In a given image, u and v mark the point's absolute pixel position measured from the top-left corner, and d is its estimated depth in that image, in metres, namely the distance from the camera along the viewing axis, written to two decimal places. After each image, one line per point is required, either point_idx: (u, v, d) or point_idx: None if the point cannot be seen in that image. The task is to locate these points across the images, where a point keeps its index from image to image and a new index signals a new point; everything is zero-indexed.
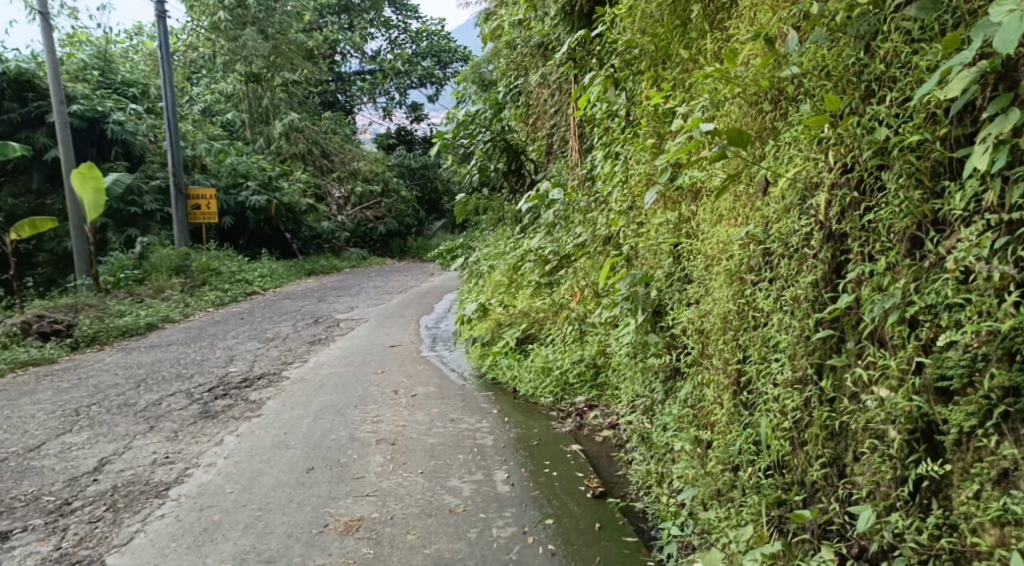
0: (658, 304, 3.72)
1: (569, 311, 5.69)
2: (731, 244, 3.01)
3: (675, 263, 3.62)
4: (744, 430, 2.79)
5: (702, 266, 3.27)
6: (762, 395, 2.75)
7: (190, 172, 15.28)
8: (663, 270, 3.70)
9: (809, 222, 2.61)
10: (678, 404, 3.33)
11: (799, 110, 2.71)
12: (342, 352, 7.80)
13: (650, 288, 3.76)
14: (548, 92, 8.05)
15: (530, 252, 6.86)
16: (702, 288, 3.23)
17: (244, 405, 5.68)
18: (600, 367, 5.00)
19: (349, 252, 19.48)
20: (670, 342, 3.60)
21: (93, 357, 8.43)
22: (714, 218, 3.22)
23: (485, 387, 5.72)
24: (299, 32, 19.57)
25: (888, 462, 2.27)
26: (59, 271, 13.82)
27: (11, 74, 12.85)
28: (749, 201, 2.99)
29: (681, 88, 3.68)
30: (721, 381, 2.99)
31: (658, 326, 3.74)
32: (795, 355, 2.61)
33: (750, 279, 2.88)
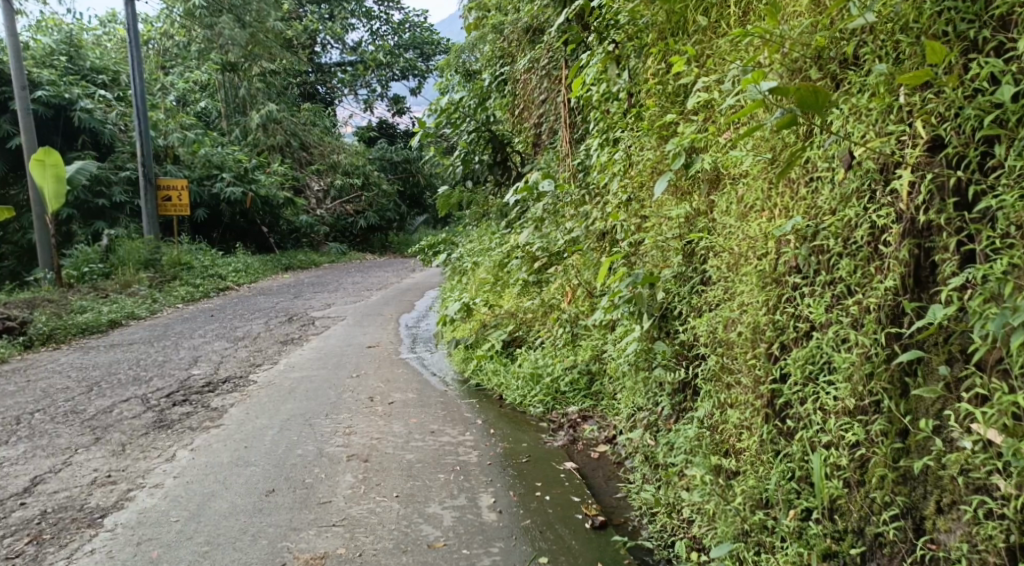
0: (667, 307, 3.32)
1: (560, 311, 5.28)
2: (768, 240, 2.65)
3: (687, 262, 3.25)
4: (781, 464, 2.49)
5: (728, 264, 2.89)
6: (808, 422, 2.44)
7: (162, 162, 14.72)
8: (671, 270, 3.31)
9: (887, 214, 2.26)
10: (692, 425, 2.98)
11: (868, 74, 2.38)
12: (316, 353, 7.34)
13: (656, 290, 3.34)
14: (537, 79, 7.61)
15: (517, 248, 6.47)
16: (728, 292, 2.87)
17: (204, 413, 5.21)
18: (595, 375, 4.60)
19: (327, 247, 18.99)
20: (684, 349, 3.22)
21: (47, 356, 7.92)
22: (744, 211, 2.85)
23: (468, 394, 5.28)
24: (278, 21, 18.98)
25: (998, 523, 1.98)
26: (23, 264, 13.21)
27: None
28: (790, 190, 2.63)
29: (698, 60, 3.31)
30: (750, 402, 2.67)
31: (667, 333, 3.34)
32: (853, 379, 2.30)
33: (793, 283, 2.55)
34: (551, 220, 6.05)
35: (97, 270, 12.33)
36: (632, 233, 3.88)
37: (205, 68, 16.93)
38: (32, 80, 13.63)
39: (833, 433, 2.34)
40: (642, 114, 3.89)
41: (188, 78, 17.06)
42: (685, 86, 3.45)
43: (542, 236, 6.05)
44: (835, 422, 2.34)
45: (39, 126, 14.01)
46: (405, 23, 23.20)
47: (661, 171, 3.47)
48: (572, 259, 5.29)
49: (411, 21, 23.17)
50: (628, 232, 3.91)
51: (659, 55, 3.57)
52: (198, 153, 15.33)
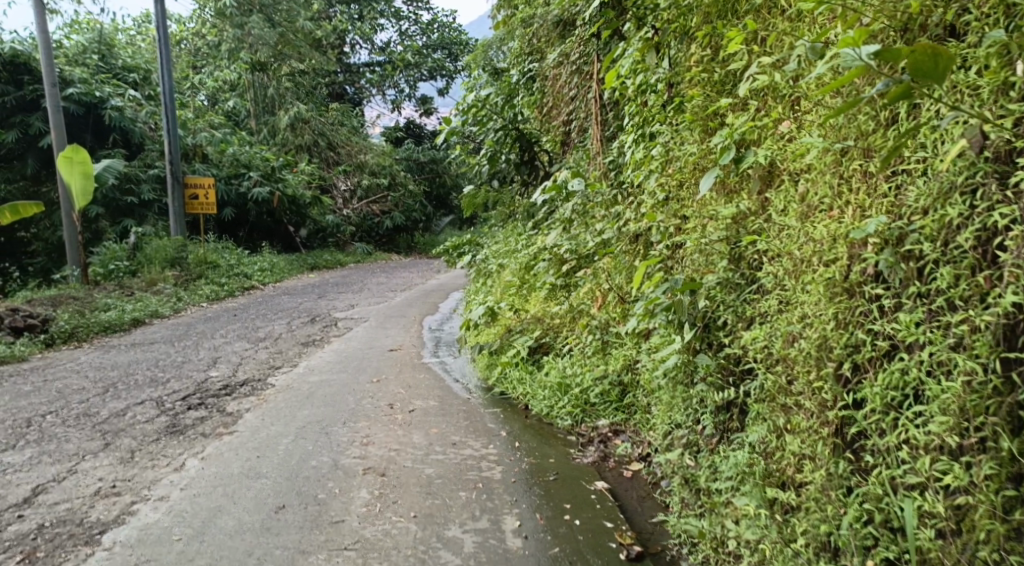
0: (710, 317, 3.04)
1: (589, 318, 5.01)
2: (841, 242, 2.42)
3: (731, 267, 2.99)
4: (854, 505, 2.27)
5: (788, 272, 2.63)
6: (891, 458, 2.21)
7: (190, 160, 14.66)
8: (712, 276, 3.04)
9: (1009, 212, 2.03)
10: (743, 450, 2.74)
11: (976, 48, 2.19)
12: (337, 356, 7.11)
13: (695, 298, 3.07)
14: (567, 75, 7.36)
15: (543, 249, 6.23)
16: (785, 300, 2.63)
17: (218, 419, 5.00)
18: (627, 386, 4.31)
19: (354, 247, 18.82)
20: (733, 361, 2.94)
21: (67, 355, 7.78)
22: (807, 211, 2.62)
23: (492, 403, 5.04)
24: (308, 21, 18.92)
25: None
26: (53, 261, 13.22)
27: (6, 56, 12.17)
28: (868, 186, 2.40)
29: (752, 40, 3.11)
30: (812, 429, 2.44)
31: (712, 346, 3.07)
32: (949, 413, 2.07)
33: (870, 291, 2.32)
34: (580, 222, 5.82)
35: (123, 267, 12.24)
36: (668, 235, 3.61)
37: (234, 67, 16.89)
38: (63, 78, 13.63)
39: (925, 474, 2.11)
40: (683, 105, 3.63)
41: (217, 76, 17.04)
42: (733, 74, 3.23)
43: (571, 238, 5.81)
44: (928, 458, 2.12)
45: (70, 123, 14.01)
46: (434, 24, 23.04)
47: (706, 166, 3.24)
48: (603, 262, 5.03)
49: (439, 21, 23.02)
50: (664, 235, 3.64)
51: (704, 39, 3.35)
52: (226, 152, 15.30)
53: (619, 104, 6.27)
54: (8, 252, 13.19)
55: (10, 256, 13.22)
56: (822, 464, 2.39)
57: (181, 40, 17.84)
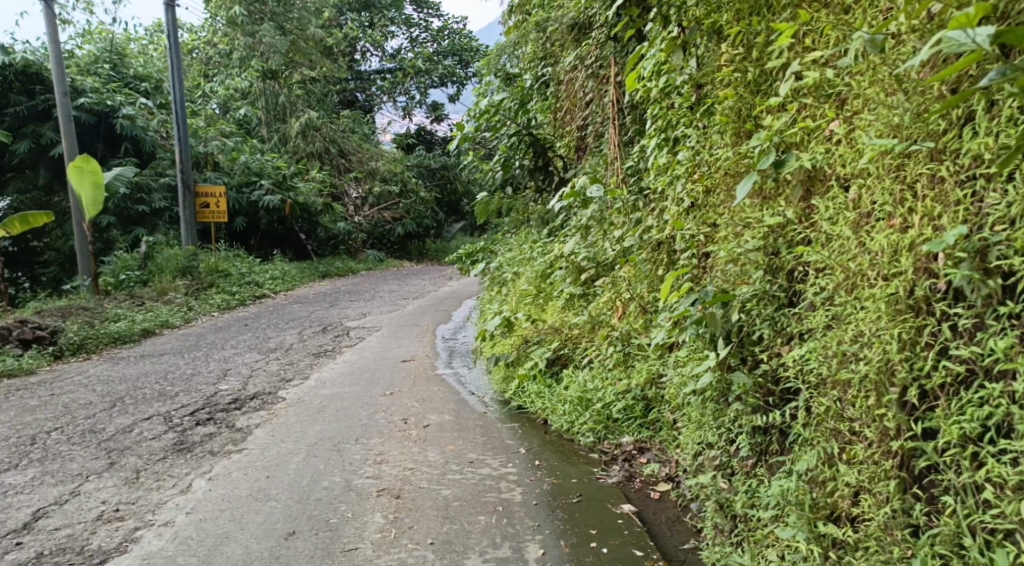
0: (747, 333, 2.93)
1: (609, 329, 4.83)
2: (906, 256, 2.30)
3: (771, 277, 2.88)
4: (929, 545, 2.16)
5: (839, 287, 2.53)
6: (972, 498, 2.10)
7: (202, 169, 14.58)
8: (748, 288, 2.92)
9: None
10: (785, 478, 2.65)
11: None
12: (349, 368, 6.94)
13: (730, 312, 2.93)
14: (583, 78, 7.19)
15: (561, 257, 6.12)
16: (841, 315, 2.51)
17: (227, 435, 4.84)
18: (652, 401, 4.12)
19: (365, 254, 18.66)
20: (771, 379, 2.84)
21: (75, 368, 7.65)
22: (862, 219, 2.51)
23: (509, 418, 4.86)
24: (319, 28, 18.83)
25: None
26: (66, 271, 13.18)
27: (18, 66, 12.11)
28: (933, 194, 2.27)
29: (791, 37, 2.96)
30: (874, 460, 2.35)
31: (748, 364, 2.96)
32: None
33: (939, 308, 2.21)
34: (597, 229, 5.65)
35: (134, 277, 12.15)
36: (696, 244, 3.50)
37: (245, 75, 16.83)
38: (75, 88, 13.58)
39: (1015, 516, 1.99)
40: (712, 107, 3.47)
41: (228, 84, 16.97)
42: (769, 73, 3.09)
43: (589, 246, 5.63)
44: (1013, 503, 2.00)
45: (81, 132, 13.95)
46: (444, 30, 22.94)
47: (742, 172, 3.08)
48: (624, 270, 4.86)
49: (450, 28, 22.90)
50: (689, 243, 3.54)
51: (737, 36, 3.21)
52: (237, 160, 15.27)
53: (637, 107, 6.10)
54: (19, 262, 13.35)
55: (23, 267, 13.42)
56: (886, 499, 2.30)
57: (193, 49, 17.80)
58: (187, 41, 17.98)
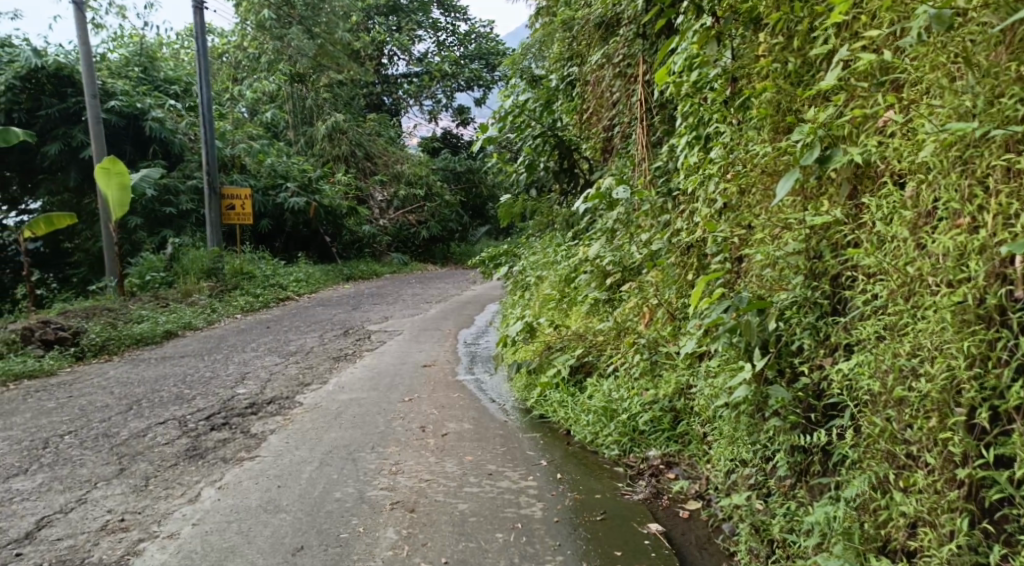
0: (785, 343, 2.83)
1: (636, 336, 4.65)
2: (974, 262, 2.23)
3: (810, 283, 2.79)
4: None
5: (894, 294, 2.45)
6: None
7: (229, 171, 14.61)
8: (789, 294, 2.83)
9: None
10: (834, 504, 2.54)
11: None
12: (369, 372, 6.81)
13: (769, 319, 2.84)
14: (609, 77, 7.03)
15: (584, 261, 5.94)
16: (897, 322, 2.42)
17: (242, 441, 4.72)
18: (681, 413, 3.94)
19: (390, 258, 18.57)
20: (814, 394, 2.75)
21: (96, 369, 7.60)
22: (920, 219, 2.43)
23: (531, 427, 4.68)
24: (346, 32, 18.81)
25: None
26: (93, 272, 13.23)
27: (50, 68, 12.18)
28: (1003, 195, 2.20)
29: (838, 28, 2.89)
30: (936, 488, 2.26)
31: (788, 378, 2.85)
32: None
33: (1011, 317, 2.15)
34: (624, 232, 5.47)
35: (159, 279, 12.15)
36: (729, 247, 3.32)
37: (273, 78, 16.86)
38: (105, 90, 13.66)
39: None
40: (749, 102, 3.37)
41: (256, 87, 16.99)
42: (813, 66, 3.02)
43: (615, 249, 5.45)
44: None
45: (110, 134, 14.02)
46: (471, 34, 22.85)
47: (782, 169, 2.99)
48: (652, 275, 4.69)
49: (477, 32, 22.81)
50: (721, 246, 3.39)
51: (778, 25, 3.11)
52: (263, 163, 15.34)
53: (666, 106, 5.94)
54: (50, 262, 13.48)
55: (55, 268, 13.55)
56: (949, 536, 2.21)
57: (223, 53, 17.83)
58: (217, 45, 18.03)
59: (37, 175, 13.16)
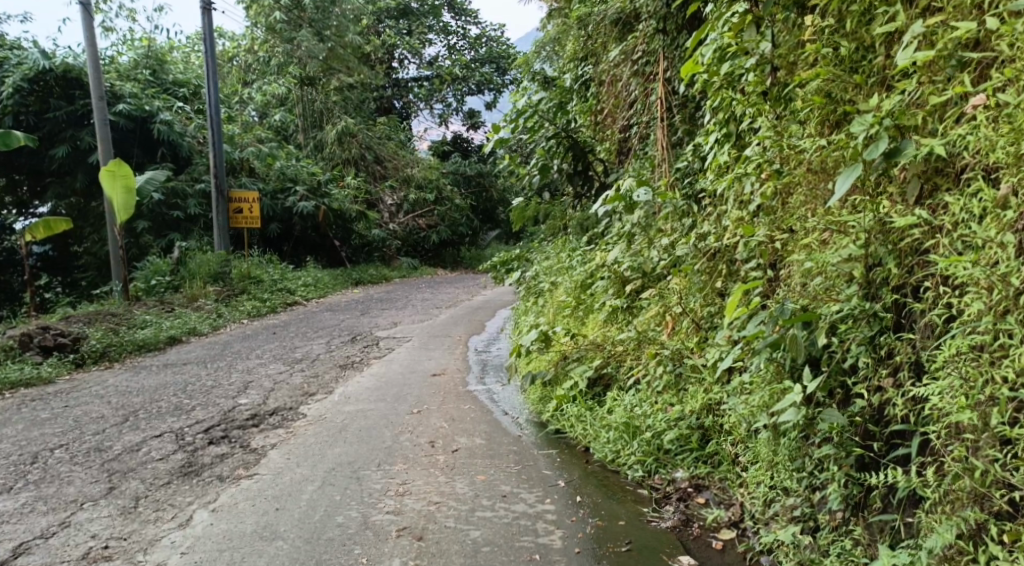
0: (840, 361, 2.67)
1: (658, 347, 4.39)
2: None
3: (869, 293, 2.62)
4: None
5: (988, 309, 2.24)
6: None
7: (237, 174, 14.41)
8: (847, 305, 2.63)
9: None
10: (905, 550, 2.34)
11: None
12: (376, 382, 6.53)
13: (816, 332, 2.66)
14: (627, 75, 6.81)
15: (601, 266, 5.66)
16: (995, 336, 2.21)
17: (240, 456, 4.46)
18: (711, 432, 3.67)
19: (400, 262, 18.29)
20: (872, 418, 2.59)
21: (94, 377, 7.34)
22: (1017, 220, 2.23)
23: (547, 443, 4.40)
24: (357, 35, 18.57)
25: None
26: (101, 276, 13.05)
27: (58, 70, 11.97)
28: None
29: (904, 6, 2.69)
30: None
31: (846, 403, 2.69)
32: None
33: None
34: (642, 237, 5.20)
35: (164, 283, 11.94)
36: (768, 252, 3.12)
37: (282, 81, 16.68)
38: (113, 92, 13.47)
39: None
40: (794, 92, 3.17)
41: (265, 90, 16.69)
42: (871, 51, 2.83)
43: (634, 255, 5.18)
44: None
45: (118, 137, 13.85)
46: (482, 38, 22.60)
47: (837, 167, 2.77)
48: (677, 283, 4.45)
49: (488, 35, 22.56)
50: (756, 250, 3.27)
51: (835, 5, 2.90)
52: (273, 166, 15.12)
53: (687, 105, 5.69)
54: (57, 266, 13.26)
55: (62, 271, 13.33)
56: None
57: (234, 56, 17.60)
58: (228, 48, 17.82)
59: (44, 178, 12.98)
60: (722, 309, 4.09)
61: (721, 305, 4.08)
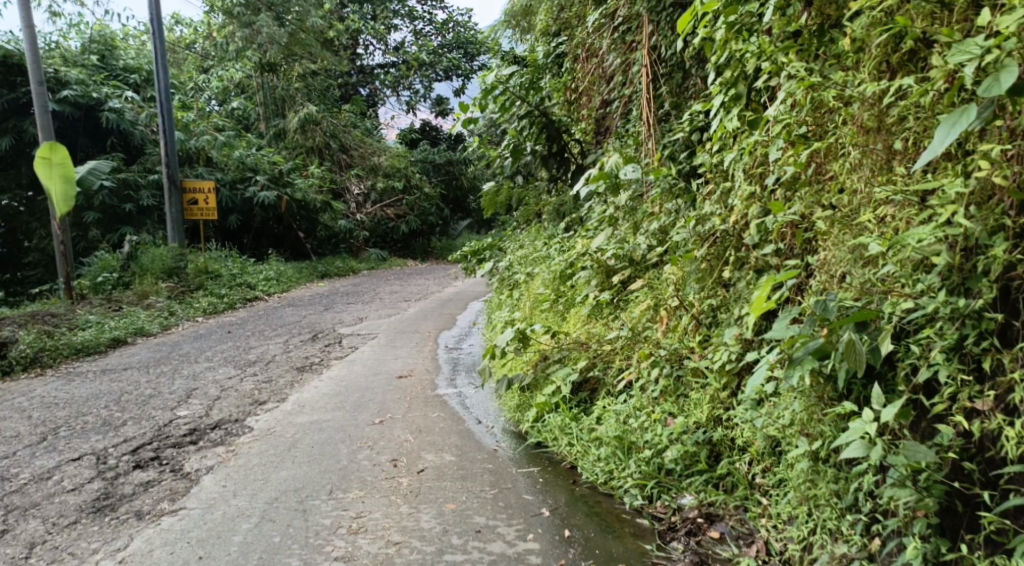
0: (916, 377, 2.35)
1: (652, 346, 3.86)
2: None
3: (955, 280, 2.31)
4: None
5: None
6: None
7: (194, 165, 13.63)
8: (941, 300, 2.29)
9: None
10: None
11: None
12: (335, 387, 5.87)
13: (881, 341, 2.35)
14: (607, 44, 6.21)
15: (583, 255, 5.08)
16: None
17: (168, 484, 3.82)
18: (721, 449, 3.13)
19: (368, 253, 17.52)
20: (964, 453, 2.25)
21: (22, 387, 6.63)
22: None
23: (527, 459, 3.81)
24: (319, 19, 17.68)
25: None
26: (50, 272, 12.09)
27: None
28: None
29: None
30: None
31: (920, 430, 2.36)
32: None
33: None
34: (627, 222, 4.77)
35: (113, 280, 11.11)
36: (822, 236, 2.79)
37: (239, 66, 15.81)
38: (58, 78, 12.59)
39: None
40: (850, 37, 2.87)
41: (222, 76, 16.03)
42: None
43: (619, 242, 4.71)
44: None
45: (64, 127, 13.01)
46: (449, 23, 21.80)
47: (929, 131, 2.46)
48: (671, 271, 3.96)
49: (455, 20, 21.78)
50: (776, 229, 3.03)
51: None
52: (231, 155, 14.31)
53: (675, 74, 5.13)
54: (6, 265, 12.04)
55: (8, 270, 12.07)
56: None
57: (192, 43, 16.74)
58: (185, 35, 16.94)
59: None
60: (724, 302, 3.59)
61: (723, 297, 3.59)
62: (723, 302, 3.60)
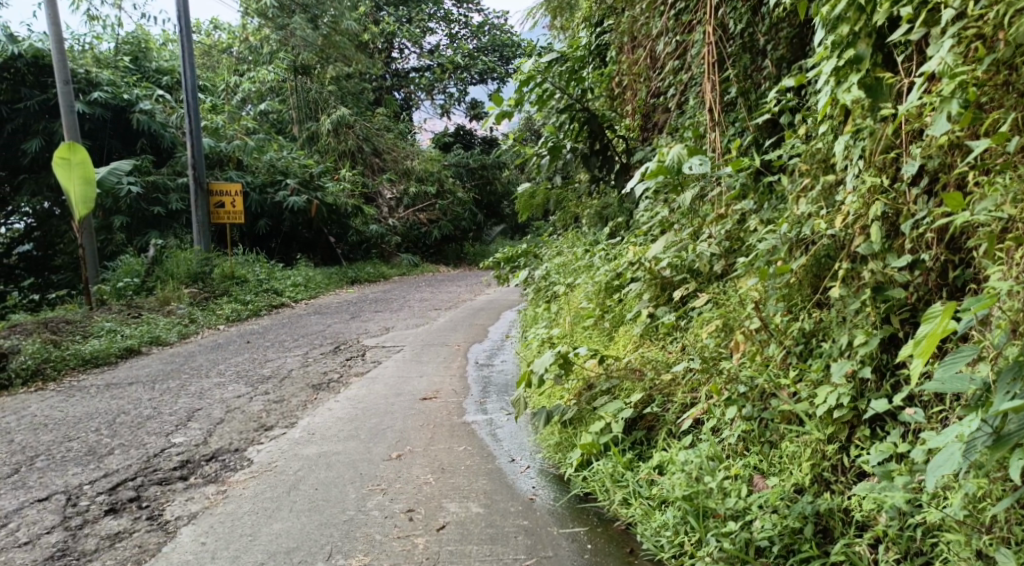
0: None
1: (723, 380, 3.12)
2: None
3: None
4: None
5: None
6: None
7: (224, 167, 13.13)
8: None
9: None
10: None
11: None
12: (350, 410, 5.20)
13: None
14: (662, 27, 5.47)
15: (633, 263, 4.35)
16: None
17: (138, 539, 3.18)
18: (830, 523, 2.47)
19: (399, 259, 16.90)
20: None
21: (17, 404, 6.05)
22: None
23: (574, 514, 3.10)
24: (354, 21, 17.10)
25: None
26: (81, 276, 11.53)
27: (28, 56, 10.42)
28: None
29: None
30: None
31: None
32: None
33: None
34: (686, 227, 4.07)
35: (134, 285, 10.52)
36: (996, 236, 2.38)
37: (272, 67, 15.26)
38: (89, 80, 12.17)
39: None
40: None
41: (255, 78, 15.45)
42: None
43: (678, 250, 4.00)
44: None
45: (95, 130, 12.57)
46: (485, 26, 21.19)
47: None
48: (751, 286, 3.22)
49: (491, 23, 21.15)
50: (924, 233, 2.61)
51: None
52: (261, 158, 13.77)
53: (743, 55, 4.38)
54: (37, 266, 11.90)
55: (37, 271, 11.91)
56: None
57: (228, 47, 16.27)
58: (222, 39, 16.42)
59: (21, 175, 11.34)
60: (821, 326, 2.92)
61: (819, 319, 2.91)
62: (820, 327, 2.93)
